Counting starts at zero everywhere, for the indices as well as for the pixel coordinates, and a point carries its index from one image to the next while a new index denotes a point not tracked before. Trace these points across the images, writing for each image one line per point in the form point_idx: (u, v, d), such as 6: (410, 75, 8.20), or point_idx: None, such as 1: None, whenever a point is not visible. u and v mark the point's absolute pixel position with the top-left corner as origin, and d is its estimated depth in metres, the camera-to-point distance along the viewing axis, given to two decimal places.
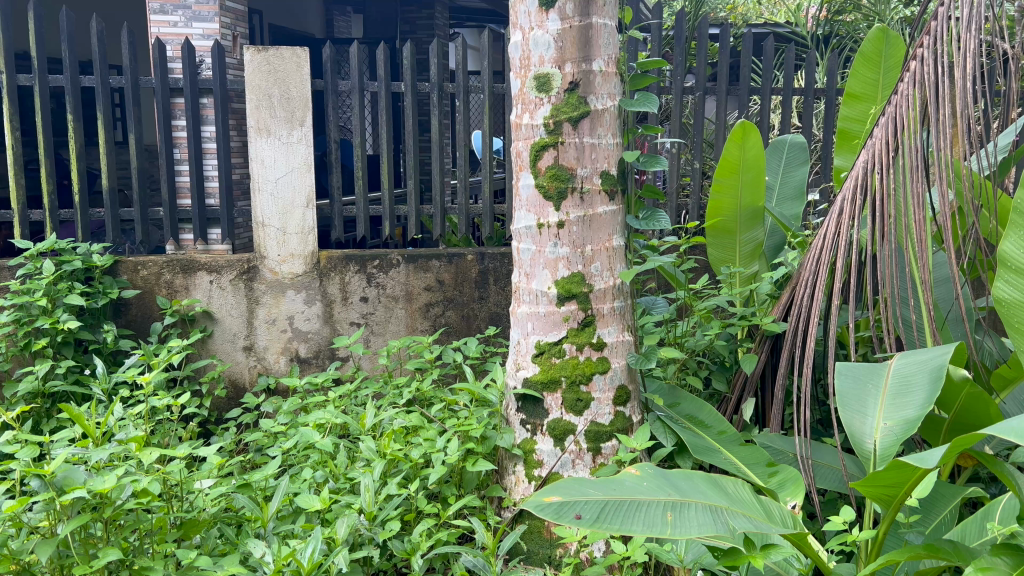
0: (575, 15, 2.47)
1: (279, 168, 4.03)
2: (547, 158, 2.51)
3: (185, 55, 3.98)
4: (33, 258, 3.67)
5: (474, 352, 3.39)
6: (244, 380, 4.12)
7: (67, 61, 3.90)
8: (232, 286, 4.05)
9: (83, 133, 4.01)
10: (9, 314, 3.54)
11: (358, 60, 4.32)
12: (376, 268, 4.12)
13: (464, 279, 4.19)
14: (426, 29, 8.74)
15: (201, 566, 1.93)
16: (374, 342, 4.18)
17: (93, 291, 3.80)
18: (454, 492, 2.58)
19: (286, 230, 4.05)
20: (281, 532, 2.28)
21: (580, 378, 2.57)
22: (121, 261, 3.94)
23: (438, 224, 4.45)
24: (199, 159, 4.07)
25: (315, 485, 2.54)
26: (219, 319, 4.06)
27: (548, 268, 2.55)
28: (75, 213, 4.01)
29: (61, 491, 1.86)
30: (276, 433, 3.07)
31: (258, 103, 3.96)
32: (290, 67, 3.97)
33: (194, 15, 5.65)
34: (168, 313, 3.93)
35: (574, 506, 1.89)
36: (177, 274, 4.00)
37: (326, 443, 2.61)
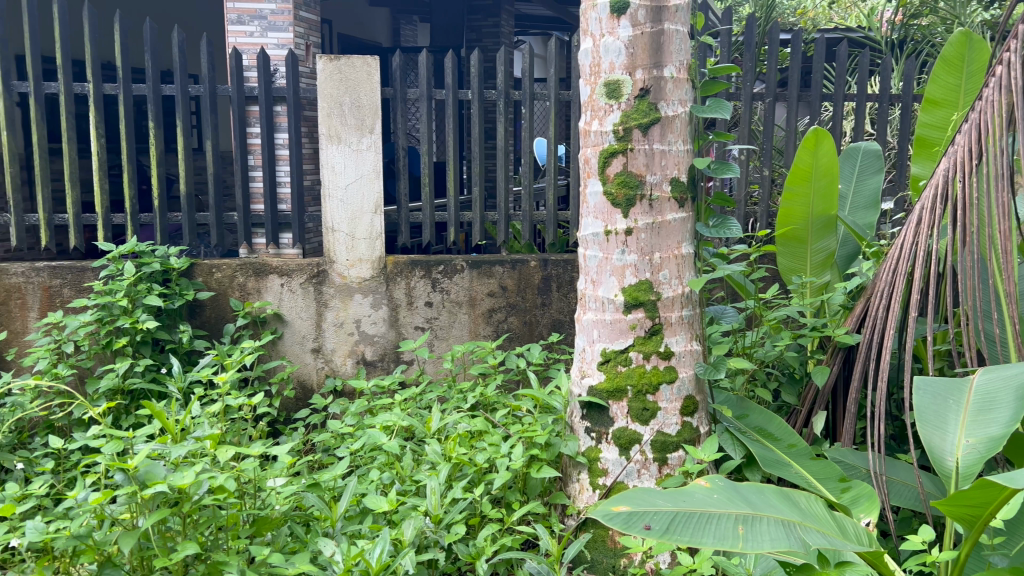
0: (647, 21, 2.46)
1: (349, 174, 4.10)
2: (615, 165, 2.50)
3: (261, 65, 4.09)
4: (116, 260, 3.80)
5: (538, 358, 3.39)
6: (312, 381, 4.21)
7: (149, 70, 4.04)
8: (302, 289, 4.14)
9: (163, 140, 4.16)
10: (93, 313, 3.66)
11: (425, 68, 4.36)
12: (441, 274, 4.16)
13: (527, 285, 4.21)
14: (492, 37, 8.80)
15: (273, 563, 1.97)
16: (439, 346, 4.22)
17: (170, 292, 3.93)
18: (518, 497, 2.59)
19: (355, 236, 4.12)
20: (349, 532, 2.32)
21: (646, 388, 2.54)
22: (197, 264, 4.07)
23: (502, 230, 4.47)
24: (272, 165, 4.17)
25: (382, 486, 2.58)
26: (289, 321, 4.16)
27: (615, 275, 2.53)
28: (155, 217, 4.14)
29: (143, 485, 1.91)
30: (343, 433, 3.13)
31: (330, 111, 4.05)
32: (361, 76, 4.05)
33: (270, 25, 5.81)
34: (241, 315, 4.03)
35: (644, 517, 1.87)
36: (249, 277, 4.11)
37: (392, 445, 2.65)
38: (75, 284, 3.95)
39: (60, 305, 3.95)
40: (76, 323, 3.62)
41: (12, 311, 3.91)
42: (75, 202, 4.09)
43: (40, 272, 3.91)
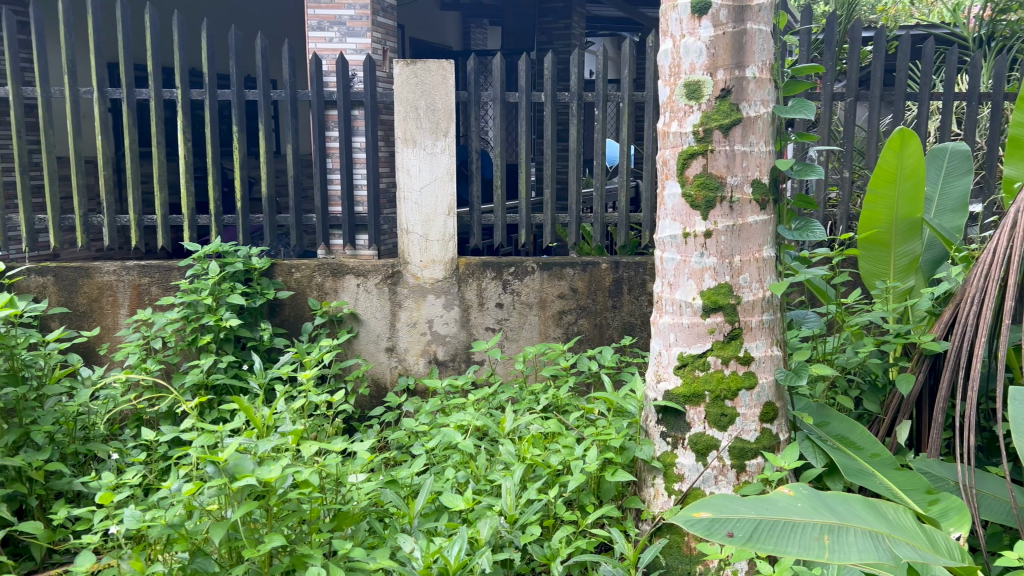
0: (729, 21, 2.43)
1: (423, 177, 4.16)
2: (695, 166, 2.48)
3: (339, 70, 4.18)
4: (201, 259, 3.94)
5: (610, 361, 3.38)
6: (386, 380, 4.28)
7: (234, 76, 4.17)
8: (377, 289, 4.22)
9: (245, 144, 4.29)
10: (179, 310, 3.80)
11: (499, 71, 4.39)
12: (512, 275, 4.18)
13: (598, 288, 4.19)
14: (563, 39, 8.81)
15: (355, 557, 2.03)
16: (509, 347, 4.24)
17: (252, 291, 4.04)
18: (592, 500, 2.58)
19: (428, 238, 4.17)
20: (426, 529, 2.35)
21: (724, 393, 2.50)
22: (277, 264, 4.18)
23: (574, 232, 4.45)
24: (350, 168, 4.25)
25: (458, 485, 2.60)
26: (364, 320, 4.24)
27: (694, 278, 2.50)
28: (238, 218, 4.28)
29: (233, 478, 1.98)
30: (417, 432, 3.17)
31: (406, 115, 4.12)
32: (436, 79, 4.10)
33: (349, 31, 5.95)
34: (319, 314, 4.13)
35: (726, 524, 1.85)
36: (327, 277, 4.20)
37: (467, 444, 2.67)
38: (162, 282, 4.10)
39: (148, 303, 4.11)
40: (164, 320, 3.76)
41: (103, 308, 4.09)
42: (163, 203, 4.26)
43: (130, 270, 4.07)
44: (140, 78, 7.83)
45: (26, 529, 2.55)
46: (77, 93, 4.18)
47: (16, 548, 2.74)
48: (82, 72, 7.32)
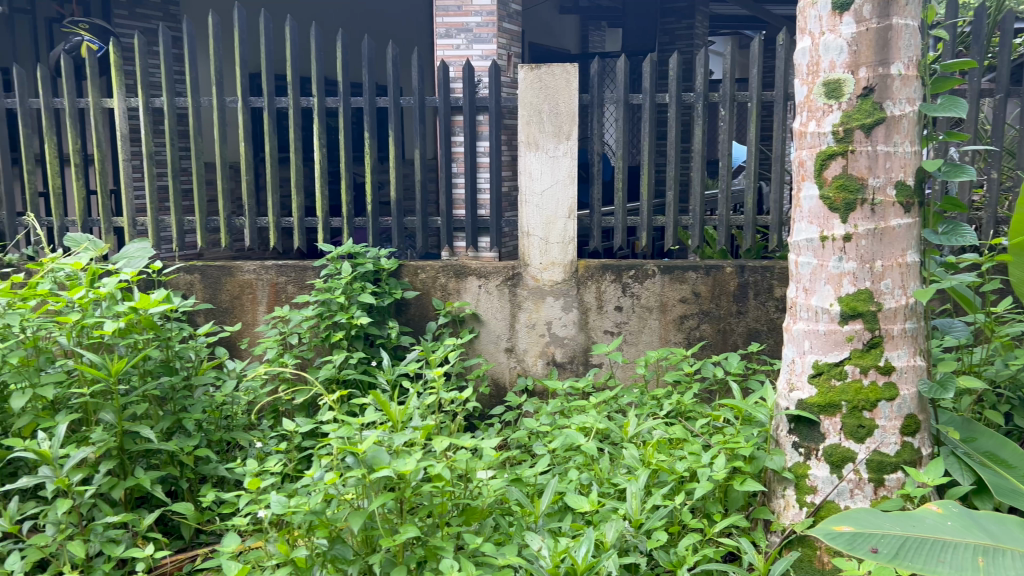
0: (873, 16, 2.34)
1: (546, 180, 4.19)
2: (834, 167, 2.40)
3: (466, 76, 4.26)
4: (335, 259, 4.11)
5: (736, 368, 3.31)
6: (505, 380, 4.33)
7: (366, 84, 4.33)
8: (498, 290, 4.28)
9: (376, 149, 4.44)
10: (314, 308, 3.98)
11: (624, 73, 4.37)
12: (632, 278, 4.15)
13: (722, 292, 4.10)
14: (685, 39, 8.76)
15: (486, 552, 2.10)
16: (629, 351, 4.21)
17: (381, 291, 4.19)
18: (719, 509, 2.53)
19: (549, 240, 4.20)
20: (551, 529, 2.38)
21: (863, 404, 2.41)
22: (404, 264, 4.32)
23: (697, 236, 4.37)
24: (474, 172, 4.33)
25: (581, 487, 2.61)
26: (485, 321, 4.31)
27: (831, 283, 2.42)
28: (368, 220, 4.44)
29: (371, 469, 2.07)
30: (539, 432, 3.20)
31: (530, 119, 4.16)
32: (560, 83, 4.12)
33: (475, 38, 6.67)
34: (442, 314, 4.23)
35: (869, 539, 1.80)
36: (450, 278, 4.30)
37: (590, 446, 2.68)
38: (297, 281, 4.31)
39: (285, 301, 4.33)
40: (300, 316, 3.94)
41: (244, 305, 4.34)
42: (300, 207, 4.47)
43: (269, 270, 4.30)
44: (279, 87, 8.29)
45: (179, 509, 2.75)
46: (224, 103, 4.45)
47: (168, 526, 2.95)
48: (228, 82, 7.83)
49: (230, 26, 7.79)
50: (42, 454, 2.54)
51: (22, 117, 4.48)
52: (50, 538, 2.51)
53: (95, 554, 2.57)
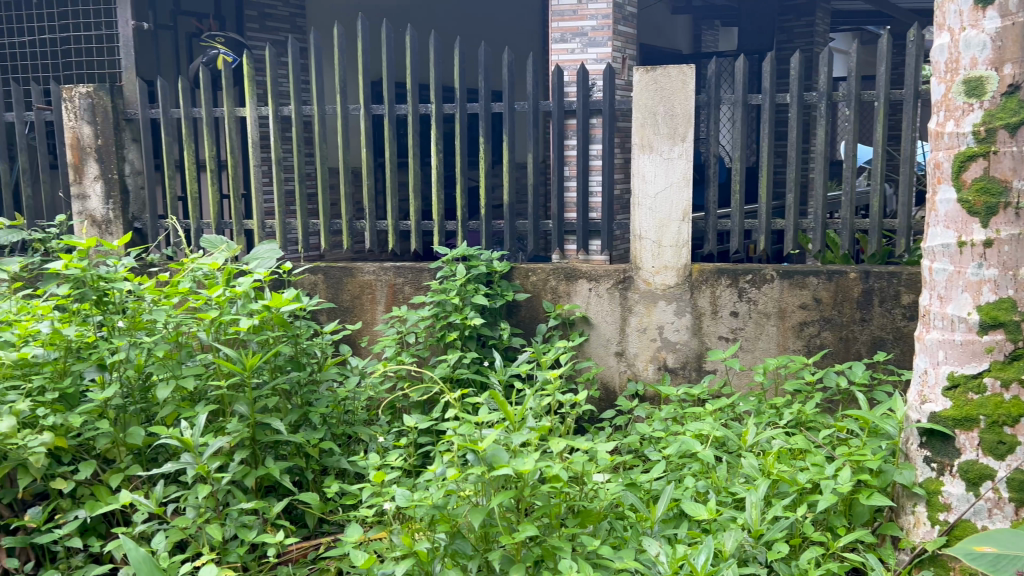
0: (1020, 10, 2.23)
1: (659, 183, 4.14)
2: (974, 169, 2.30)
3: (580, 80, 4.25)
4: (450, 262, 4.21)
5: (860, 378, 3.19)
6: (615, 384, 4.31)
7: (481, 89, 4.41)
8: (609, 294, 4.27)
9: (490, 153, 4.51)
10: (430, 309, 4.08)
11: (742, 73, 4.27)
12: (749, 283, 4.06)
13: (844, 299, 3.96)
14: (806, 37, 8.71)
15: (604, 555, 2.12)
16: (744, 358, 4.12)
17: (493, 292, 4.25)
18: (843, 523, 2.45)
19: (662, 244, 4.15)
20: (667, 536, 2.36)
21: (1003, 419, 2.28)
22: (516, 267, 4.37)
23: (819, 240, 4.23)
24: (587, 175, 4.33)
25: (697, 495, 2.57)
26: (595, 324, 4.31)
27: (969, 291, 2.31)
28: (481, 223, 4.51)
29: (490, 467, 2.13)
30: (652, 438, 3.18)
31: (644, 121, 4.13)
32: (676, 85, 4.07)
33: (590, 41, 6.73)
34: (552, 317, 4.26)
35: (1015, 561, 1.70)
36: (561, 281, 4.32)
37: (707, 453, 2.64)
38: (414, 282, 4.43)
39: (402, 301, 4.46)
40: (417, 316, 4.04)
41: (364, 305, 4.50)
42: (417, 210, 4.60)
43: (387, 271, 4.45)
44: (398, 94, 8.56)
45: (305, 499, 2.88)
46: (347, 110, 4.62)
47: (293, 515, 3.10)
48: (351, 90, 8.15)
49: (352, 36, 8.12)
50: (184, 441, 2.74)
51: (165, 127, 4.80)
52: (190, 521, 2.69)
53: (230, 538, 2.73)
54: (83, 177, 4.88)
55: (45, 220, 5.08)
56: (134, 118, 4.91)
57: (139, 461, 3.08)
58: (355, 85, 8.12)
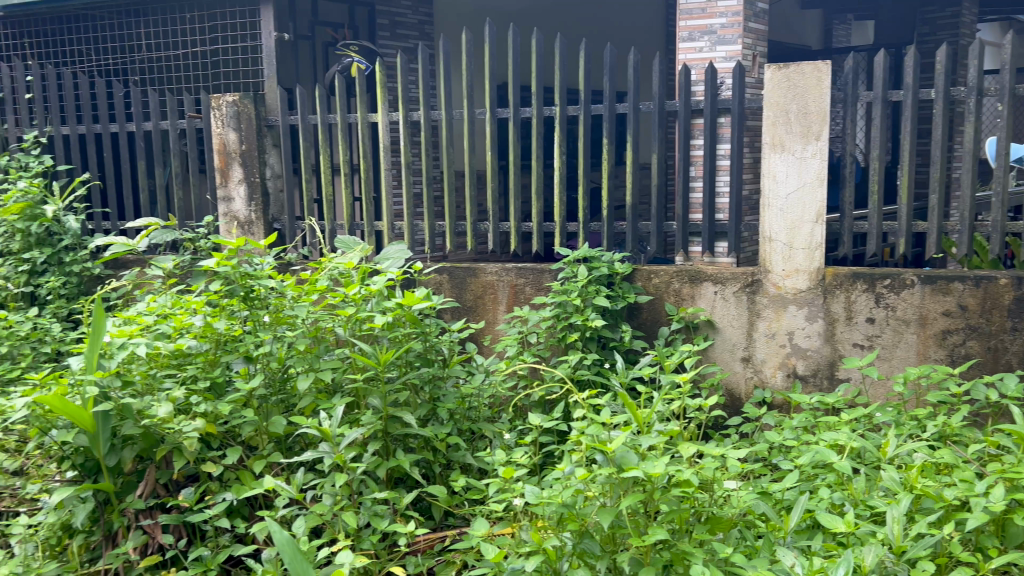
0: None
1: (790, 184, 4.01)
2: None
3: (708, 79, 4.16)
4: (572, 263, 4.22)
5: (1013, 391, 2.99)
6: (741, 391, 4.21)
7: (606, 90, 4.39)
8: (735, 297, 4.17)
9: (614, 155, 4.49)
10: (552, 309, 4.10)
11: (882, 68, 4.07)
12: (887, 288, 3.87)
13: (993, 306, 3.71)
14: (950, 29, 8.44)
15: (736, 563, 2.09)
16: (881, 366, 3.93)
17: (615, 294, 4.22)
18: (995, 544, 2.30)
19: (793, 246, 4.01)
20: (800, 548, 2.30)
21: None
22: (638, 269, 4.32)
23: (965, 243, 3.98)
24: (713, 175, 4.23)
25: (832, 507, 2.48)
26: (720, 329, 4.21)
27: None
28: (603, 225, 4.50)
29: (620, 468, 2.15)
30: (782, 447, 3.08)
31: (775, 120, 4.00)
32: (810, 82, 3.93)
33: (719, 39, 6.62)
34: (676, 320, 4.20)
35: None
36: (685, 283, 4.25)
37: (843, 464, 2.54)
38: (535, 283, 4.47)
39: (524, 301, 4.51)
40: (539, 317, 4.07)
41: (486, 305, 4.58)
42: (539, 212, 4.63)
43: (509, 271, 4.50)
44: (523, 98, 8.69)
45: (433, 491, 2.97)
46: (474, 114, 4.71)
47: (420, 507, 3.18)
48: (478, 94, 8.34)
49: (478, 40, 8.29)
50: (323, 432, 2.90)
51: (303, 133, 5.04)
52: (327, 508, 2.82)
53: (363, 526, 2.85)
54: (229, 180, 5.20)
55: (195, 221, 5.45)
56: (275, 124, 5.19)
57: (279, 449, 3.27)
58: (481, 89, 8.29)
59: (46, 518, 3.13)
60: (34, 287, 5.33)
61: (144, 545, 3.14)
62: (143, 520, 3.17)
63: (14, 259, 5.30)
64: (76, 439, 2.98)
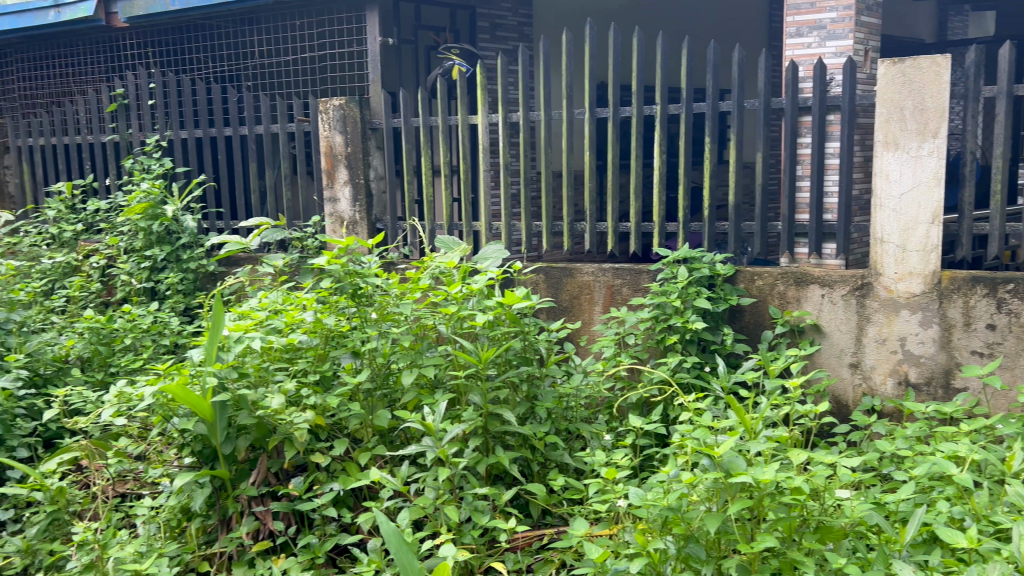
0: None
1: (904, 183, 3.84)
2: None
3: (817, 75, 4.03)
4: (671, 264, 4.16)
5: None
6: (849, 398, 4.06)
7: (709, 89, 4.32)
8: (844, 301, 4.03)
9: (716, 153, 4.41)
10: (650, 311, 4.05)
11: (1008, 60, 3.85)
12: (1010, 293, 3.66)
13: None
14: None
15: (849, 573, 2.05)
16: (1002, 376, 3.73)
17: (716, 296, 4.13)
18: None
19: (906, 248, 3.85)
20: (916, 563, 2.21)
21: None
22: (741, 270, 4.24)
23: None
24: (821, 174, 4.10)
25: (952, 521, 2.37)
26: (827, 333, 4.08)
27: None
28: (704, 225, 4.42)
29: (727, 473, 2.13)
30: (896, 457, 2.96)
31: (889, 116, 3.85)
32: (928, 77, 3.75)
33: (829, 35, 6.43)
34: (780, 323, 4.09)
35: None
36: (790, 286, 4.14)
37: (964, 476, 2.42)
38: (633, 283, 4.43)
39: (620, 302, 4.48)
40: (637, 318, 4.03)
41: (582, 305, 4.57)
42: (638, 212, 4.59)
43: (606, 272, 4.48)
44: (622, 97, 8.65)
45: (532, 489, 2.99)
46: (573, 114, 4.71)
47: (519, 504, 3.21)
48: (577, 94, 8.35)
49: (578, 41, 8.30)
50: (426, 426, 2.98)
51: (405, 135, 5.16)
52: (430, 502, 2.89)
53: (464, 520, 2.90)
54: (334, 182, 5.37)
55: (302, 221, 5.67)
56: (379, 127, 5.34)
57: (383, 442, 3.38)
58: (581, 90, 8.30)
59: (167, 501, 3.33)
60: (154, 283, 5.65)
61: (255, 531, 3.27)
62: (255, 507, 3.30)
63: (137, 256, 5.64)
64: (195, 428, 3.15)
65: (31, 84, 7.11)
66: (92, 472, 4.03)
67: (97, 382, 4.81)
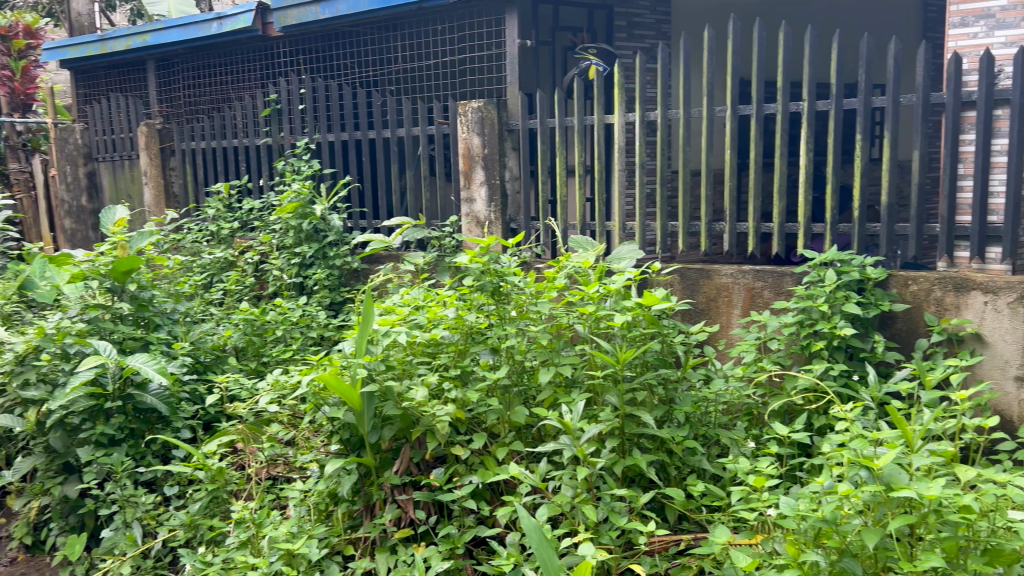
0: None
1: None
2: None
3: (983, 67, 3.77)
4: (817, 266, 3.99)
5: None
6: (1014, 413, 3.78)
7: (862, 84, 4.12)
8: (1010, 309, 3.75)
9: (868, 151, 4.20)
10: (795, 315, 3.91)
11: None
12: None
13: None
14: None
15: None
16: None
17: (866, 301, 3.94)
18: None
19: None
20: None
21: None
22: (893, 274, 4.03)
23: None
24: (987, 173, 3.84)
25: None
26: (991, 344, 3.81)
27: None
28: (853, 227, 4.23)
29: (889, 487, 2.15)
30: None
31: None
32: None
33: (998, 23, 6.02)
34: (936, 331, 3.86)
35: None
36: (948, 292, 3.90)
37: None
38: (775, 286, 4.29)
39: (762, 306, 4.35)
40: (780, 322, 3.90)
41: (720, 308, 4.47)
42: (781, 212, 4.44)
43: (746, 274, 4.36)
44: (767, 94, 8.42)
45: (671, 493, 2.97)
46: (714, 112, 4.61)
47: (656, 508, 3.18)
48: (719, 92, 8.20)
49: (721, 38, 8.15)
50: (565, 425, 3.00)
51: (542, 135, 5.21)
52: (568, 500, 2.92)
53: (602, 520, 2.90)
54: (471, 182, 5.49)
55: (440, 220, 5.83)
56: (516, 128, 5.43)
57: (520, 438, 3.44)
58: (722, 87, 8.15)
59: (317, 485, 3.51)
60: (302, 278, 5.97)
61: (398, 518, 3.40)
62: (398, 495, 3.43)
63: (288, 252, 5.97)
64: (345, 416, 3.33)
65: (194, 91, 7.67)
66: (247, 455, 4.31)
67: (252, 370, 5.15)
